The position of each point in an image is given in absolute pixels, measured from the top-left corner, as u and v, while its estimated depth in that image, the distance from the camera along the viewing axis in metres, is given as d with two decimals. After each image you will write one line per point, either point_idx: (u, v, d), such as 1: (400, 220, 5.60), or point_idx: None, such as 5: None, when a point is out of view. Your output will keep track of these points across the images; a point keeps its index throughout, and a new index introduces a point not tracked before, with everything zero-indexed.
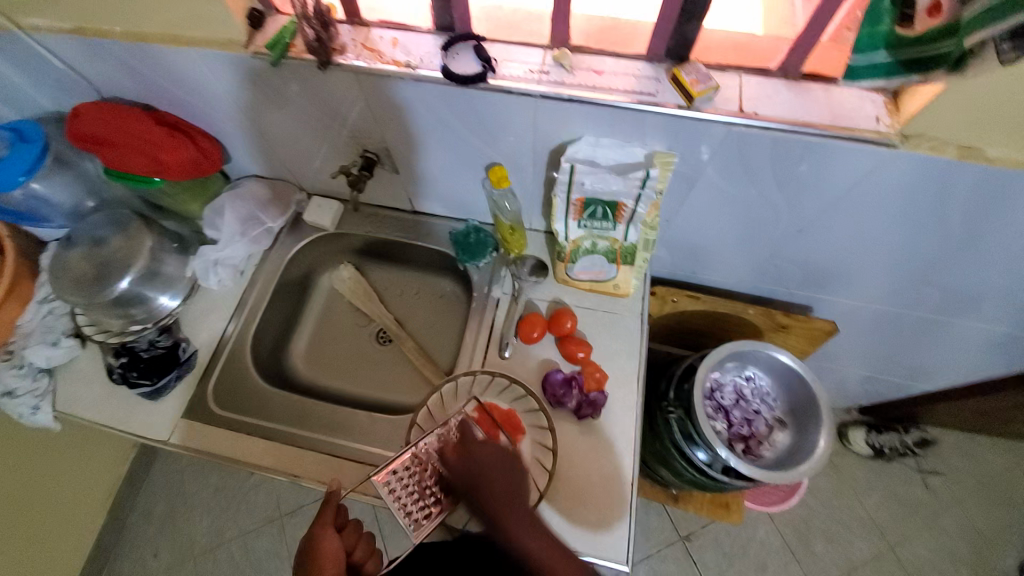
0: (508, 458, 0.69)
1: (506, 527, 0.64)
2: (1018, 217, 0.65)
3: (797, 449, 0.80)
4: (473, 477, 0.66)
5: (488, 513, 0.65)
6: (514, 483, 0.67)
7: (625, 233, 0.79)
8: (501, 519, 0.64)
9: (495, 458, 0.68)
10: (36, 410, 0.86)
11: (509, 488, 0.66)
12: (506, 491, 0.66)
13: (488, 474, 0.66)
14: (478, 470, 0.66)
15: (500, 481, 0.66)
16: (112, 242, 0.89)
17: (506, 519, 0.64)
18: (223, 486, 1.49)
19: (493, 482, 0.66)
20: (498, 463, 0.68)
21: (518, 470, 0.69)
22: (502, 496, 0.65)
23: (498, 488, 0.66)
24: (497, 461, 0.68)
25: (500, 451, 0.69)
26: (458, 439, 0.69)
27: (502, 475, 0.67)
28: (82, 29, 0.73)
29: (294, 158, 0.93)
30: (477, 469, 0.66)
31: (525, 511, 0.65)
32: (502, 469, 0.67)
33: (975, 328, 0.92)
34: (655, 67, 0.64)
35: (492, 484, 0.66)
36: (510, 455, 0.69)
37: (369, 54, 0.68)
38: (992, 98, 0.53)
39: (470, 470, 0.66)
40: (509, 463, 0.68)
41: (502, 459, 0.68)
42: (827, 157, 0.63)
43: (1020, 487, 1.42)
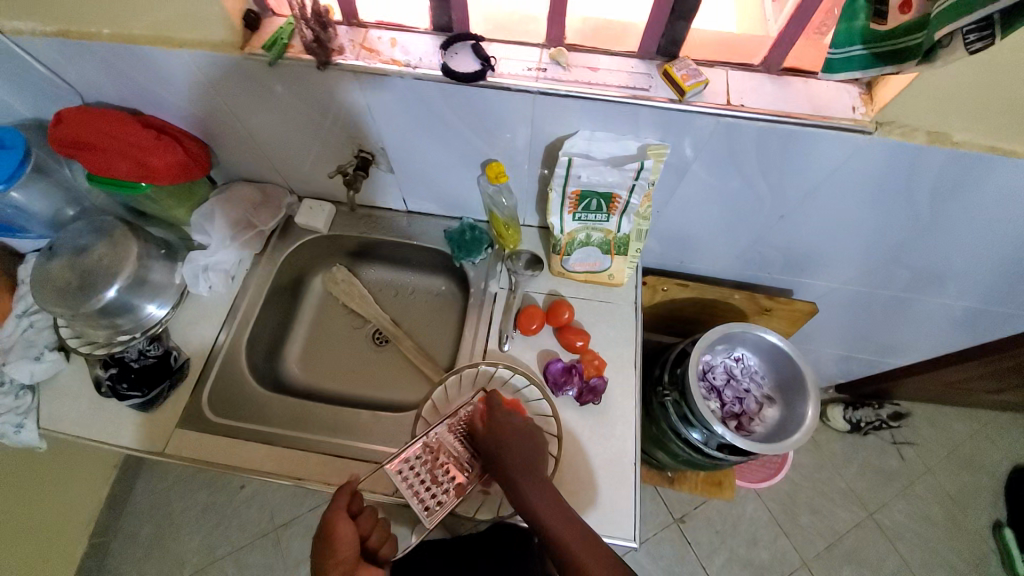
0: (530, 433, 0.72)
1: (524, 491, 0.66)
2: (977, 197, 0.71)
3: (786, 422, 0.85)
4: (501, 442, 0.69)
5: (509, 480, 0.67)
6: (535, 454, 0.70)
7: (618, 224, 0.82)
8: (521, 484, 0.66)
9: (518, 430, 0.71)
10: (19, 428, 0.83)
11: (530, 457, 0.69)
12: (527, 461, 0.68)
13: (511, 445, 0.69)
14: (504, 438, 0.70)
15: (521, 452, 0.69)
16: (96, 250, 0.83)
17: (524, 484, 0.66)
18: (212, 502, 1.43)
19: (513, 449, 0.69)
20: (522, 435, 0.71)
21: (539, 442, 0.72)
22: (523, 461, 0.68)
23: (518, 459, 0.68)
24: (520, 434, 0.71)
25: (526, 423, 0.72)
26: (486, 408, 0.73)
27: (523, 445, 0.70)
28: (66, 33, 0.72)
29: (286, 160, 0.92)
30: (505, 433, 0.70)
31: (545, 481, 0.67)
32: (525, 439, 0.71)
33: (941, 304, 0.99)
34: (647, 64, 0.68)
35: (514, 453, 0.68)
36: (532, 430, 0.72)
37: (367, 54, 0.69)
38: (951, 89, 0.59)
39: (498, 438, 0.70)
40: (531, 435, 0.72)
41: (526, 432, 0.72)
42: (808, 145, 0.67)
43: (982, 453, 1.52)
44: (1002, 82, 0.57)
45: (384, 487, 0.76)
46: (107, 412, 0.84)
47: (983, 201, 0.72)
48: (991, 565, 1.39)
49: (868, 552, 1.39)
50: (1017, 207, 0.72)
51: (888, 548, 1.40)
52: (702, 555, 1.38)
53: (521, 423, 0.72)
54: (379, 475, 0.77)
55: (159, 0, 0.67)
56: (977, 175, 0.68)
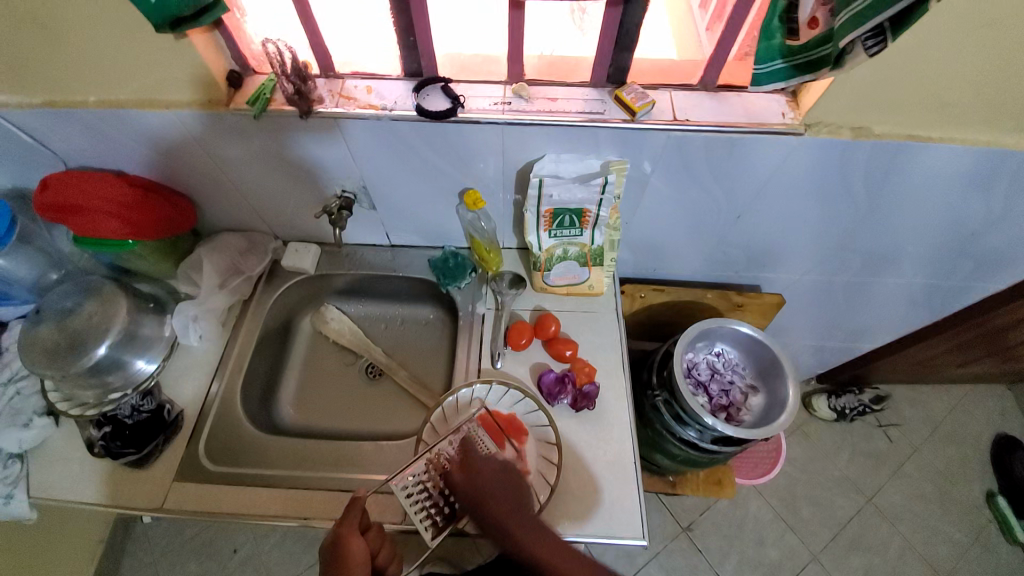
0: (510, 473, 0.71)
1: (512, 532, 0.65)
2: (905, 181, 0.80)
3: (772, 406, 0.90)
4: (482, 492, 0.68)
5: (495, 527, 0.65)
6: (515, 495, 0.69)
7: (592, 237, 0.88)
8: (507, 527, 0.65)
9: (498, 474, 0.70)
10: (8, 500, 0.79)
11: (513, 498, 0.68)
12: (514, 499, 0.68)
13: (491, 491, 0.68)
14: (484, 486, 0.68)
15: (505, 494, 0.68)
16: (84, 309, 0.84)
17: (511, 522, 0.65)
18: (205, 569, 1.36)
19: (495, 495, 0.68)
20: (501, 480, 0.70)
21: (520, 480, 0.71)
22: (505, 504, 0.67)
23: (503, 503, 0.67)
24: (499, 478, 0.70)
25: (500, 465, 0.71)
26: (460, 459, 0.71)
27: (502, 487, 0.69)
28: (52, 103, 0.76)
29: (270, 207, 0.96)
30: (483, 485, 0.68)
31: (534, 517, 0.67)
32: (507, 484, 0.69)
33: (896, 284, 1.07)
34: (600, 91, 0.76)
35: (498, 498, 0.67)
36: (511, 470, 0.72)
37: (345, 101, 0.75)
38: (862, 90, 0.67)
39: (477, 486, 0.68)
40: (511, 478, 0.71)
41: (507, 472, 0.71)
42: (751, 148, 0.75)
43: (962, 426, 1.59)
44: (903, 81, 0.66)
45: (392, 515, 0.76)
46: (100, 472, 0.82)
47: (911, 184, 0.80)
48: (990, 535, 1.43)
49: (873, 538, 1.41)
50: (941, 188, 0.81)
51: (891, 530, 1.43)
52: (713, 561, 1.38)
53: (501, 466, 0.71)
54: (383, 504, 0.77)
55: (144, 67, 0.72)
56: (901, 162, 0.76)
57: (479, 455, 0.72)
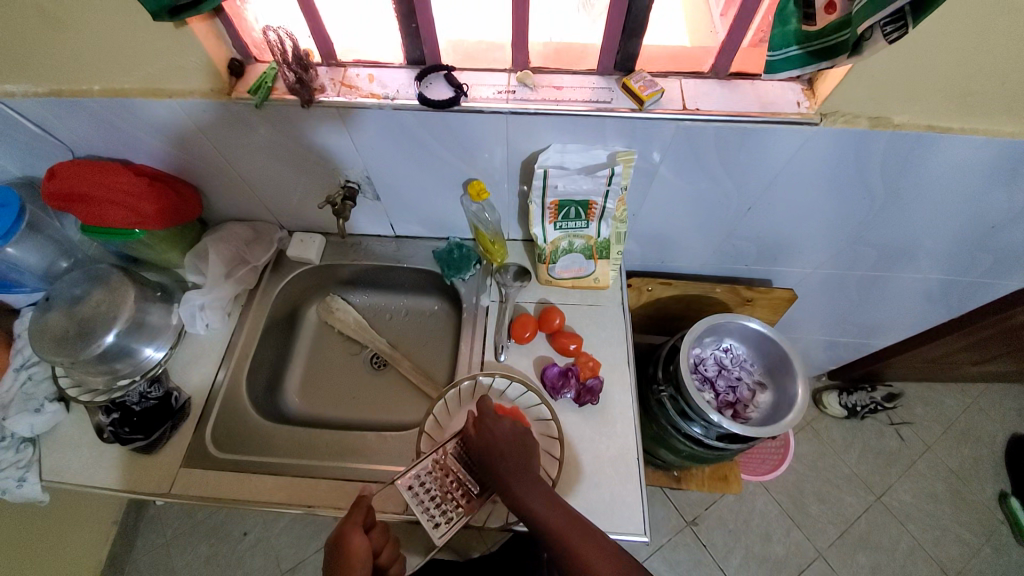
0: (523, 438, 0.72)
1: (516, 492, 0.65)
2: (925, 174, 0.77)
3: (779, 404, 0.88)
4: (494, 447, 0.70)
5: (502, 484, 0.67)
6: (523, 457, 0.70)
7: (598, 230, 0.87)
8: (512, 487, 0.66)
9: (510, 437, 0.71)
10: (21, 482, 0.82)
11: (521, 461, 0.69)
12: (521, 461, 0.69)
13: (502, 448, 0.70)
14: (495, 444, 0.70)
15: (514, 454, 0.70)
16: (92, 297, 0.85)
17: (515, 485, 0.66)
18: (216, 553, 1.39)
19: (506, 453, 0.69)
20: (514, 440, 0.71)
21: (530, 444, 0.72)
22: (513, 466, 0.68)
23: (512, 463, 0.68)
24: (512, 438, 0.71)
25: (517, 428, 0.73)
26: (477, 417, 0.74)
27: (514, 447, 0.70)
28: (58, 92, 0.76)
29: (274, 196, 0.96)
30: (495, 440, 0.71)
31: (542, 485, 0.67)
32: (517, 445, 0.71)
33: (913, 280, 1.04)
34: (607, 79, 0.74)
35: (508, 456, 0.69)
36: (523, 434, 0.73)
37: (347, 90, 0.74)
38: (881, 78, 0.65)
39: (489, 441, 0.71)
40: (525, 443, 0.72)
41: (518, 437, 0.72)
42: (763, 139, 0.72)
43: (977, 424, 1.56)
44: (927, 68, 0.63)
45: (393, 506, 0.77)
46: (109, 459, 0.83)
47: (931, 176, 0.77)
48: (1002, 536, 1.41)
49: (881, 537, 1.40)
50: (963, 180, 0.77)
51: (899, 529, 1.41)
52: (718, 556, 1.37)
53: (512, 429, 0.72)
54: (385, 495, 0.78)
55: (146, 55, 0.71)
56: (920, 154, 0.74)
57: (496, 416, 0.74)
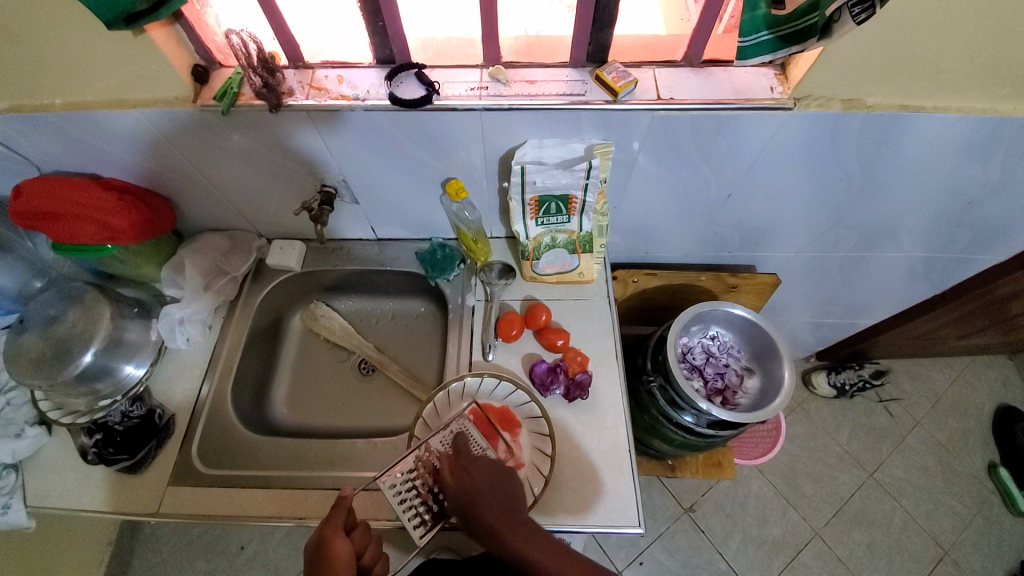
0: (504, 477, 0.70)
1: (503, 535, 0.63)
2: (900, 154, 0.77)
3: (768, 389, 0.89)
4: (473, 491, 0.66)
5: (487, 529, 0.64)
6: (506, 497, 0.67)
7: (579, 223, 0.86)
8: (499, 530, 0.64)
9: (489, 474, 0.69)
10: (5, 510, 0.79)
11: (505, 500, 0.67)
12: (504, 500, 0.67)
13: (482, 491, 0.67)
14: (474, 486, 0.67)
15: (495, 494, 0.67)
16: (68, 317, 0.83)
17: (502, 532, 0.63)
18: (213, 567, 1.38)
19: (486, 496, 0.66)
20: (492, 481, 0.68)
21: (510, 481, 0.69)
22: (494, 508, 0.65)
23: (494, 504, 0.66)
24: (488, 476, 0.69)
25: (494, 465, 0.70)
26: (454, 456, 0.71)
27: (495, 486, 0.68)
28: (18, 107, 0.74)
29: (251, 204, 0.94)
30: (475, 484, 0.67)
31: (527, 522, 0.65)
32: (496, 486, 0.68)
33: (895, 258, 1.05)
34: (580, 71, 0.73)
35: (488, 498, 0.66)
36: (504, 470, 0.70)
37: (316, 92, 0.72)
38: (851, 61, 0.65)
39: (469, 486, 0.67)
40: (502, 480, 0.69)
41: (496, 475, 0.69)
42: (738, 126, 0.72)
43: (963, 397, 1.59)
44: (897, 48, 0.64)
45: (385, 512, 0.76)
46: (95, 480, 0.82)
47: (906, 156, 0.78)
48: (992, 506, 1.43)
49: (875, 513, 1.42)
50: (938, 157, 0.78)
51: (892, 504, 1.43)
52: (716, 541, 1.39)
53: (493, 465, 0.70)
54: (376, 501, 0.77)
55: (107, 66, 0.69)
56: (895, 134, 0.74)
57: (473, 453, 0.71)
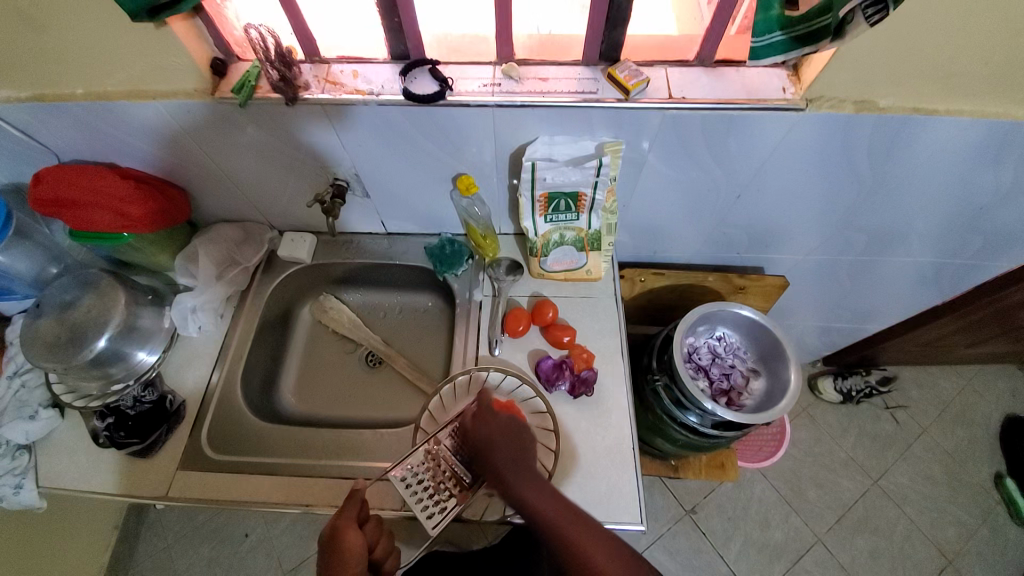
0: (517, 429, 0.71)
1: (508, 483, 0.65)
2: (913, 157, 0.77)
3: (773, 391, 0.89)
4: (485, 441, 0.69)
5: (496, 474, 0.66)
6: (518, 448, 0.68)
7: (588, 221, 0.87)
8: (507, 477, 0.65)
9: (505, 426, 0.70)
10: (19, 489, 0.81)
11: (517, 451, 0.68)
12: (516, 450, 0.68)
13: (494, 440, 0.69)
14: (489, 435, 0.69)
15: (508, 444, 0.68)
16: (83, 302, 0.85)
17: (510, 478, 0.65)
18: (217, 555, 1.39)
19: (500, 444, 0.68)
20: (507, 432, 0.70)
21: (525, 435, 0.71)
22: (507, 457, 0.67)
23: (505, 454, 0.67)
24: (507, 429, 0.70)
25: (513, 419, 0.71)
26: (475, 409, 0.73)
27: (510, 435, 0.69)
28: (40, 96, 0.76)
29: (264, 196, 0.95)
30: (487, 436, 0.69)
31: (536, 476, 0.66)
32: (511, 437, 0.69)
33: (904, 263, 1.04)
34: (592, 70, 0.73)
35: (501, 447, 0.68)
36: (521, 425, 0.71)
37: (332, 87, 0.74)
38: (864, 63, 0.65)
39: (485, 435, 0.69)
40: (519, 433, 0.70)
41: (514, 430, 0.70)
42: (750, 127, 0.72)
43: (972, 406, 1.57)
44: (911, 50, 0.63)
45: (391, 503, 0.76)
46: (106, 464, 0.83)
47: (919, 159, 0.78)
48: (998, 516, 1.42)
49: (878, 519, 1.41)
50: (951, 162, 0.78)
51: (897, 511, 1.42)
52: (717, 543, 1.39)
53: (512, 421, 0.71)
54: (382, 492, 0.78)
55: (128, 56, 0.70)
56: (906, 137, 0.74)
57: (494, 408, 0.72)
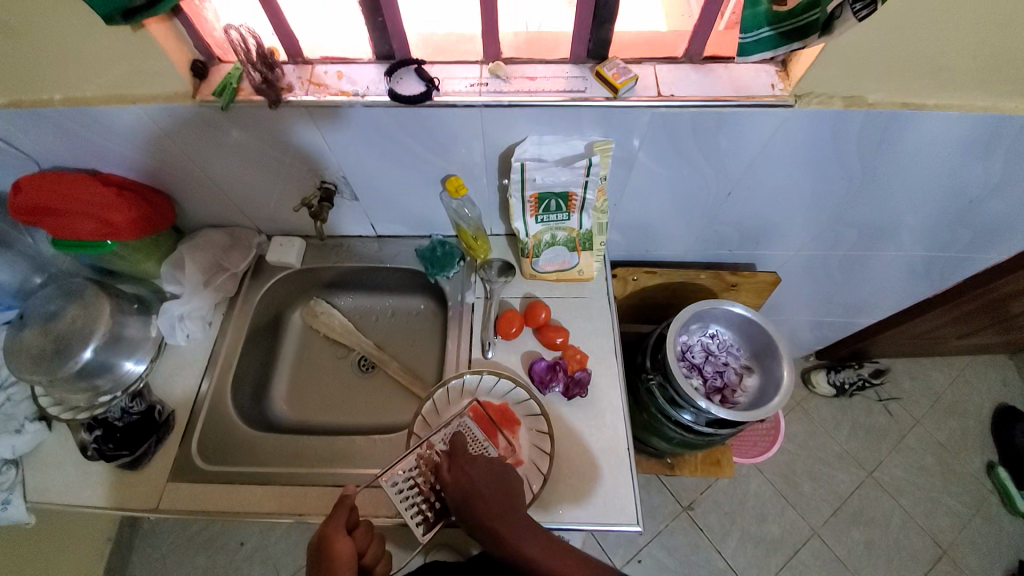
0: (501, 471, 0.69)
1: (500, 534, 0.63)
2: (901, 152, 0.77)
3: (767, 388, 0.89)
4: (470, 486, 0.66)
5: (485, 524, 0.63)
6: (505, 493, 0.66)
7: (579, 221, 0.86)
8: (497, 525, 0.63)
9: (484, 471, 0.68)
10: (5, 505, 0.79)
11: (502, 496, 0.66)
12: (504, 496, 0.66)
13: (479, 488, 0.66)
14: (473, 481, 0.66)
15: (495, 492, 0.66)
16: (67, 314, 0.83)
17: (499, 527, 0.63)
18: (212, 564, 1.38)
19: (484, 493, 0.65)
20: (491, 477, 0.67)
21: (510, 478, 0.69)
22: (494, 505, 0.64)
23: (491, 499, 0.65)
24: (489, 475, 0.67)
25: (492, 463, 0.69)
26: (451, 455, 0.69)
27: (493, 483, 0.67)
28: (18, 102, 0.74)
29: (251, 201, 0.94)
30: (471, 480, 0.66)
31: (525, 519, 0.65)
32: (496, 481, 0.67)
33: (895, 257, 1.05)
34: (580, 68, 0.73)
35: (485, 497, 0.65)
36: (501, 466, 0.69)
37: (316, 88, 0.72)
38: (852, 59, 0.65)
39: (466, 482, 0.66)
40: (501, 476, 0.68)
41: (495, 471, 0.68)
42: (738, 124, 0.72)
43: (963, 397, 1.59)
44: (899, 46, 0.63)
45: (385, 509, 0.76)
46: (94, 475, 0.82)
47: (907, 154, 0.78)
48: (991, 505, 1.43)
49: (873, 511, 1.42)
50: (940, 155, 0.78)
51: (891, 503, 1.43)
52: (715, 539, 1.39)
53: (489, 463, 0.69)
54: (376, 498, 0.77)
55: (107, 61, 0.69)
56: (895, 132, 0.74)
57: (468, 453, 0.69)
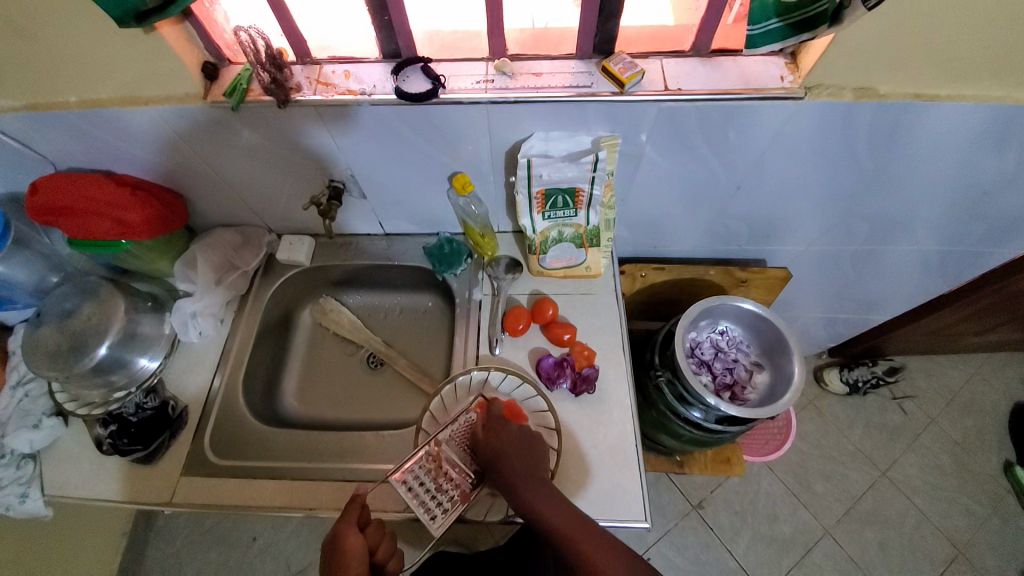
0: (529, 437, 0.74)
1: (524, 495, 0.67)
2: (914, 144, 0.76)
3: (777, 384, 0.88)
4: (498, 450, 0.71)
5: (509, 484, 0.68)
6: (532, 463, 0.71)
7: (587, 217, 0.86)
8: (521, 487, 0.67)
9: (514, 437, 0.73)
10: (24, 499, 0.81)
11: (531, 463, 0.70)
12: (528, 464, 0.70)
13: (506, 450, 0.71)
14: (501, 445, 0.71)
15: (521, 458, 0.71)
16: (83, 310, 0.84)
17: (524, 489, 0.67)
18: (224, 559, 1.40)
19: (512, 455, 0.70)
20: (518, 442, 0.72)
21: (540, 446, 0.73)
22: (523, 469, 0.69)
23: (519, 460, 0.70)
24: (517, 441, 0.72)
25: (524, 431, 0.74)
26: (485, 421, 0.75)
27: (523, 448, 0.72)
28: (34, 105, 0.76)
29: (260, 200, 0.95)
30: (499, 445, 0.71)
31: (548, 488, 0.68)
32: (521, 446, 0.72)
33: (908, 252, 1.03)
34: (587, 63, 0.73)
35: (515, 458, 0.70)
36: (531, 435, 0.74)
37: (324, 88, 0.73)
38: (861, 49, 0.64)
39: (495, 445, 0.71)
40: (530, 445, 0.73)
41: (524, 438, 0.73)
42: (746, 118, 0.71)
43: (980, 395, 1.56)
44: (910, 34, 0.62)
45: (395, 505, 0.76)
46: (109, 470, 0.83)
47: (921, 146, 0.76)
48: (1009, 505, 1.40)
49: (887, 511, 1.40)
50: (955, 146, 0.76)
51: (906, 502, 1.41)
52: (725, 539, 1.38)
53: (520, 428, 0.74)
54: (386, 494, 0.77)
55: (119, 62, 0.70)
56: (908, 123, 0.72)
57: (503, 419, 0.75)
